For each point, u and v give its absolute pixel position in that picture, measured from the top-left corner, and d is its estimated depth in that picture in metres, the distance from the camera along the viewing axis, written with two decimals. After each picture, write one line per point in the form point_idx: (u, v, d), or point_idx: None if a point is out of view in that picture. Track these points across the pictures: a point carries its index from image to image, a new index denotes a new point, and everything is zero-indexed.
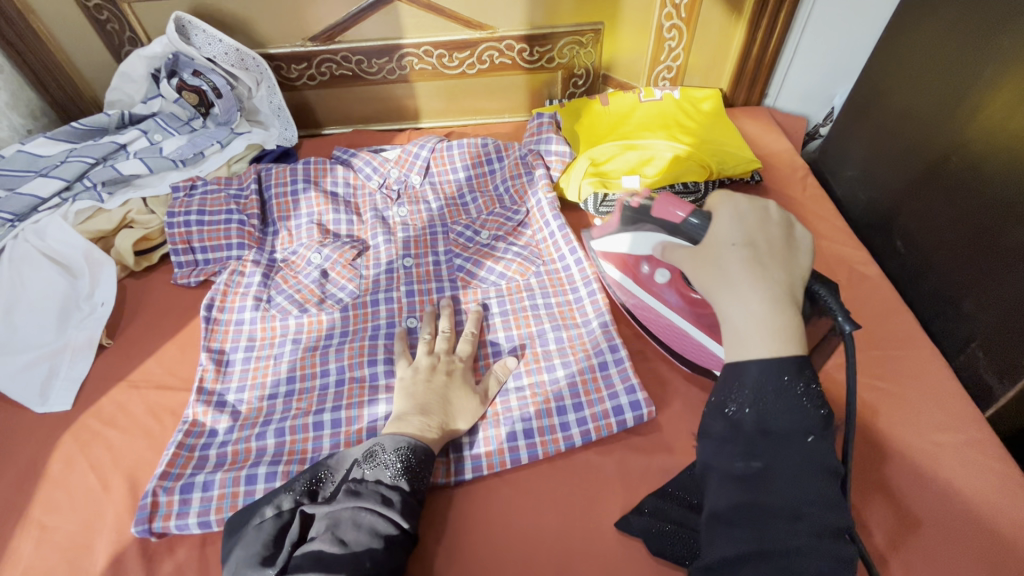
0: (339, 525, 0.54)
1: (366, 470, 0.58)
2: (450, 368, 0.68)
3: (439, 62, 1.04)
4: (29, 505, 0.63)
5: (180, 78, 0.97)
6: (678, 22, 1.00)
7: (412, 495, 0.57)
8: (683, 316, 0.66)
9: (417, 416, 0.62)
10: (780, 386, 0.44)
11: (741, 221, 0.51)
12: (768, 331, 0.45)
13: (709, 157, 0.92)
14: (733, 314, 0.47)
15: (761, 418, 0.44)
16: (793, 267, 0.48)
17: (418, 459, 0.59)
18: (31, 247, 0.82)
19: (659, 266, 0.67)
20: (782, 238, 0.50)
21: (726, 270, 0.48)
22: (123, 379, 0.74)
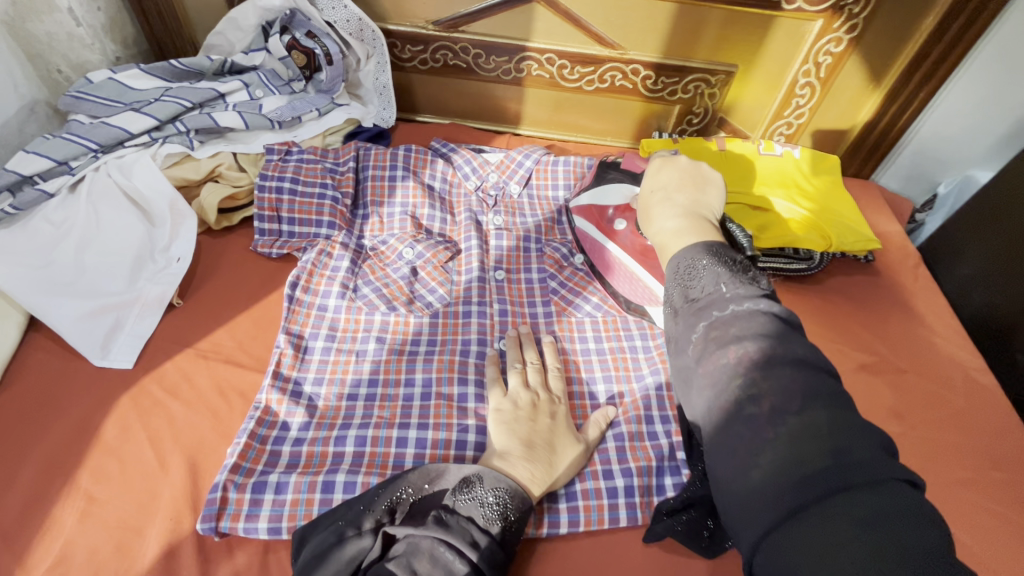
0: (415, 554, 0.49)
1: (462, 494, 0.53)
2: (553, 409, 0.63)
3: (559, 73, 0.99)
4: (78, 471, 0.57)
5: (292, 36, 0.92)
6: (814, 81, 0.96)
7: (500, 547, 0.51)
8: (634, 259, 0.73)
9: (520, 456, 0.57)
10: (718, 275, 0.48)
11: (659, 173, 0.61)
12: (687, 232, 0.53)
13: (829, 228, 0.87)
14: (658, 235, 0.56)
15: (704, 293, 0.48)
16: (698, 194, 0.58)
17: (516, 504, 0.53)
18: (113, 184, 0.76)
19: (623, 215, 0.76)
20: (692, 179, 0.59)
21: (650, 210, 0.59)
22: (191, 346, 0.68)
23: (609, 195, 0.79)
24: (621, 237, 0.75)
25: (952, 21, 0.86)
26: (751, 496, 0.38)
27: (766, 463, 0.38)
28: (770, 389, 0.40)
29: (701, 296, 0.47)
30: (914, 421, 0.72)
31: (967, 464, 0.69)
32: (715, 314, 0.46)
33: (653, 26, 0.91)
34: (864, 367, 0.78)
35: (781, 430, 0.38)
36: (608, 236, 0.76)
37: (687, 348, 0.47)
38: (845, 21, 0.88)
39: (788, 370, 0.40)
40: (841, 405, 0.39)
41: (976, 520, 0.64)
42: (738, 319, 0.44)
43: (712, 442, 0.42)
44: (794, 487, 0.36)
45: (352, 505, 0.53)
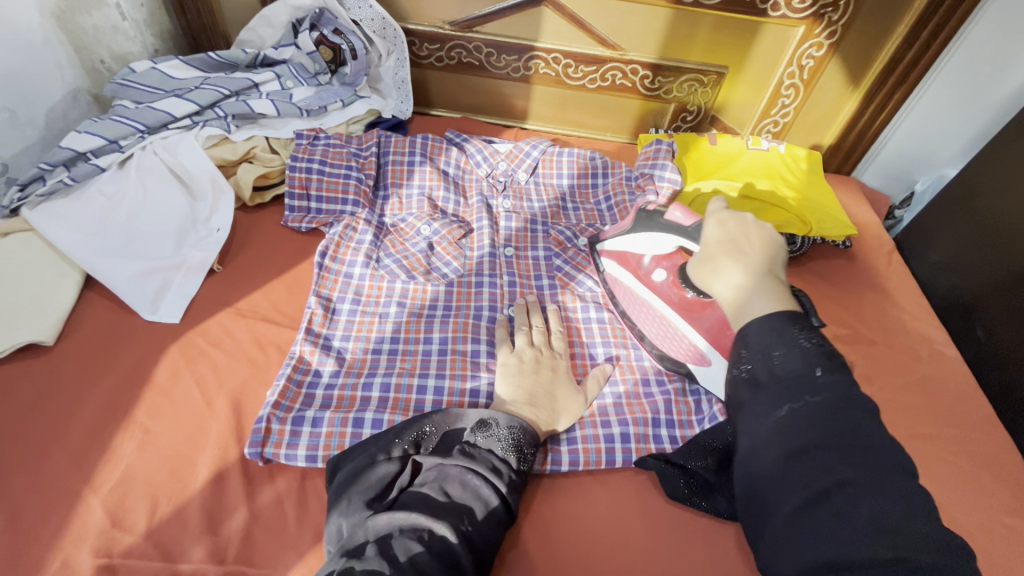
0: (446, 480, 0.56)
1: (482, 432, 0.60)
2: (554, 364, 0.71)
3: (564, 71, 1.07)
4: (134, 407, 0.64)
5: (321, 33, 1.01)
6: (798, 82, 1.04)
7: (517, 475, 0.58)
8: (675, 312, 0.70)
9: (524, 401, 0.65)
10: (806, 356, 0.49)
11: (722, 227, 0.61)
12: (768, 297, 0.54)
13: (809, 214, 0.96)
14: (729, 295, 0.56)
15: (786, 369, 0.49)
16: (768, 252, 0.58)
17: (528, 440, 0.60)
18: (159, 161, 0.84)
19: (660, 264, 0.73)
20: (759, 235, 0.59)
21: (719, 266, 0.58)
22: (231, 305, 0.76)
23: (648, 243, 0.74)
24: (660, 289, 0.72)
25: (920, 29, 0.95)
26: (773, 483, 0.46)
27: (793, 476, 0.44)
28: (814, 431, 0.45)
29: (785, 374, 0.48)
30: (881, 385, 0.80)
31: (927, 422, 0.77)
32: (805, 398, 0.47)
33: (651, 29, 1.00)
34: (838, 338, 0.85)
35: (804, 431, 0.45)
36: (646, 285, 0.74)
37: (766, 421, 0.48)
38: (825, 27, 0.97)
39: (817, 408, 0.46)
40: (853, 418, 0.45)
41: (933, 468, 0.72)
42: (829, 408, 0.46)
43: (749, 449, 0.49)
44: (805, 482, 0.44)
45: (383, 436, 0.60)
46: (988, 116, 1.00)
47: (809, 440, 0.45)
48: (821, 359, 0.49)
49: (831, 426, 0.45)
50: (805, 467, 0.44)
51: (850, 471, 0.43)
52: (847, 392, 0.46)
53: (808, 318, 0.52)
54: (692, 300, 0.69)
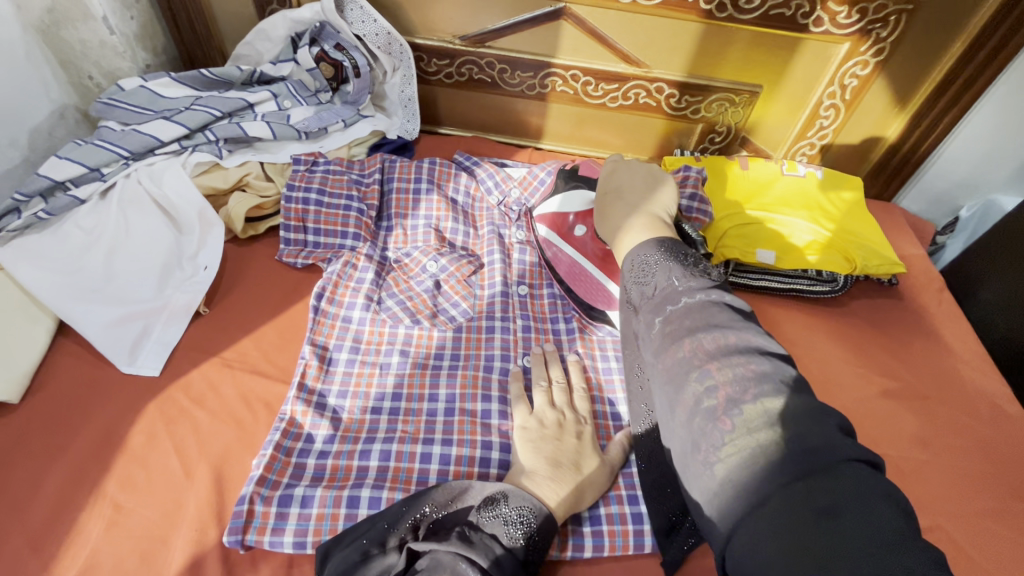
0: (438, 567, 0.47)
1: (490, 514, 0.53)
2: (579, 429, 0.63)
3: (583, 89, 0.99)
4: (104, 478, 0.57)
5: (321, 48, 0.94)
6: (839, 102, 0.96)
7: (524, 570, 0.50)
8: (595, 265, 0.75)
9: (545, 476, 0.57)
10: (668, 267, 0.51)
11: (616, 179, 0.68)
12: (639, 228, 0.59)
13: (854, 250, 0.87)
14: (614, 234, 0.61)
15: (655, 288, 0.51)
16: (653, 194, 0.64)
17: (542, 530, 0.52)
18: (144, 191, 0.77)
19: (582, 220, 0.78)
20: (648, 182, 0.66)
21: (604, 212, 0.64)
22: (217, 354, 0.69)
23: (570, 201, 0.80)
24: (583, 245, 0.77)
25: (979, 47, 0.86)
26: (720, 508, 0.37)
27: (706, 427, 0.40)
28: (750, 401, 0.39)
29: (656, 292, 0.51)
30: (940, 450, 0.71)
31: (995, 496, 0.68)
32: (668, 308, 0.49)
33: (679, 45, 0.92)
34: (888, 393, 0.77)
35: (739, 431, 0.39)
36: (572, 244, 0.78)
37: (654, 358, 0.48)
38: (872, 45, 0.88)
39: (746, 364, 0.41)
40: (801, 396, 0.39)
41: (1005, 555, 0.63)
42: (688, 311, 0.47)
43: (675, 440, 0.44)
44: (757, 475, 0.36)
45: (377, 521, 0.53)
46: None
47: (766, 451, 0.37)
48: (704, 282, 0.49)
49: (785, 404, 0.38)
50: (738, 432, 0.38)
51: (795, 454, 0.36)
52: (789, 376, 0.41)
53: (677, 234, 0.56)
54: (610, 252, 0.75)
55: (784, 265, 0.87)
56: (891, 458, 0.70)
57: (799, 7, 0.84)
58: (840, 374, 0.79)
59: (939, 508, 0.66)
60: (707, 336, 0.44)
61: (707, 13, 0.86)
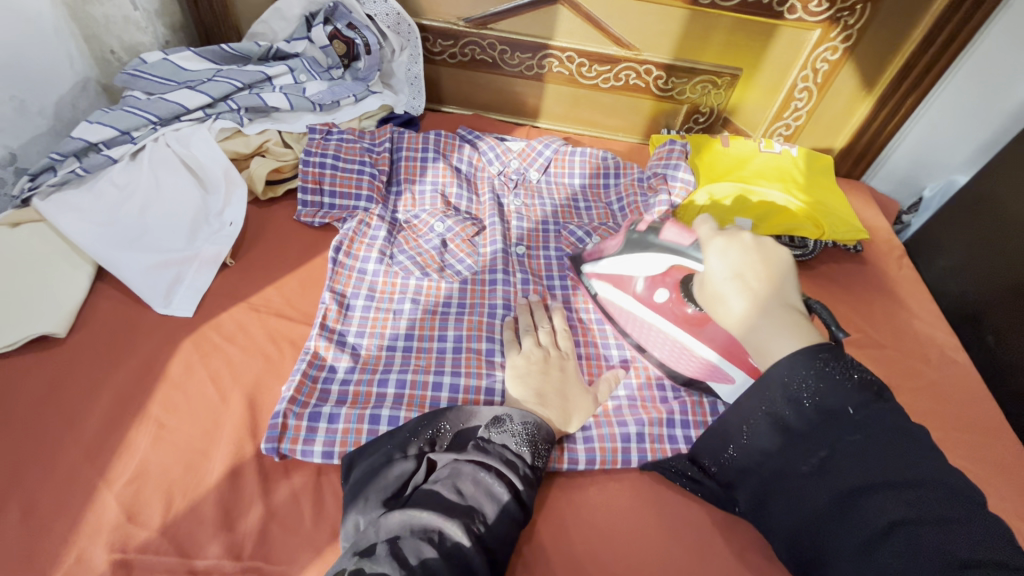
0: (458, 476, 0.55)
1: (499, 428, 0.59)
2: (563, 364, 0.70)
3: (577, 70, 1.07)
4: (149, 401, 0.64)
5: (334, 27, 1.00)
6: (812, 85, 1.04)
7: (534, 472, 0.58)
8: (680, 328, 0.67)
9: (539, 402, 0.65)
10: (847, 394, 0.47)
11: (724, 255, 0.53)
12: (791, 334, 0.49)
13: (822, 218, 0.96)
14: (744, 332, 0.51)
15: (824, 410, 0.47)
16: (776, 274, 0.51)
17: (544, 436, 0.60)
18: (172, 153, 0.83)
19: (659, 284, 0.70)
20: (768, 261, 0.52)
21: (730, 306, 0.51)
22: (244, 299, 0.75)
23: (642, 261, 0.72)
24: (665, 312, 0.69)
25: (936, 34, 0.95)
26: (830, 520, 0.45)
27: (810, 460, 0.47)
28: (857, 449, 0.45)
29: (825, 417, 0.47)
30: (893, 390, 0.80)
31: (939, 426, 0.77)
32: (848, 441, 0.46)
33: (667, 31, 0.99)
34: (850, 342, 0.86)
35: (852, 474, 0.45)
36: (649, 309, 0.70)
37: (801, 466, 0.47)
38: (841, 31, 0.97)
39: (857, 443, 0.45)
40: (904, 446, 0.44)
41: None
42: (872, 451, 0.45)
43: (776, 465, 0.49)
44: (844, 493, 0.45)
45: (400, 433, 0.60)
46: (995, 122, 1.00)
47: (858, 479, 0.44)
48: (863, 395, 0.47)
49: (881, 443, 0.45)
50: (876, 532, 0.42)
51: (909, 510, 0.42)
52: (893, 422, 0.46)
53: (834, 346, 0.48)
54: (697, 315, 0.66)
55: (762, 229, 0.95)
56: None
57: None
58: None
59: None
60: (872, 470, 0.44)
61: None
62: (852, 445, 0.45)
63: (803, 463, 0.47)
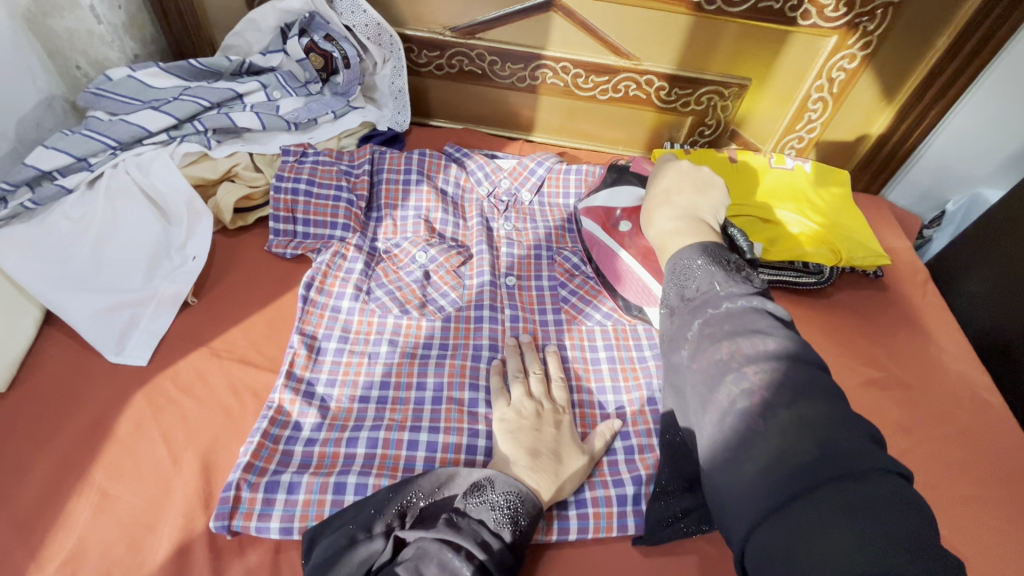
0: (423, 558, 0.48)
1: (475, 495, 0.53)
2: (557, 419, 0.63)
3: (573, 82, 1.00)
4: (92, 467, 0.58)
5: (310, 39, 0.93)
6: (827, 96, 0.96)
7: (512, 553, 0.51)
8: (635, 259, 0.74)
9: (530, 465, 0.57)
10: (714, 275, 0.50)
11: (663, 176, 0.64)
12: (688, 232, 0.55)
13: (840, 243, 0.88)
14: (656, 231, 0.59)
15: (703, 294, 0.50)
16: (699, 196, 0.60)
17: (529, 508, 0.53)
18: (131, 181, 0.77)
19: (628, 217, 0.78)
20: (695, 183, 0.62)
21: (652, 211, 0.61)
22: (205, 344, 0.69)
23: (619, 194, 0.80)
24: (627, 239, 0.77)
25: (964, 42, 0.87)
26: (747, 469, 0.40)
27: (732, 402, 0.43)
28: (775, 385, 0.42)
29: (696, 295, 0.50)
30: (921, 439, 0.73)
31: (974, 482, 0.69)
32: (710, 311, 0.49)
33: (668, 39, 0.92)
34: (871, 382, 0.78)
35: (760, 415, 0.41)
36: (615, 237, 0.78)
37: (687, 353, 0.49)
38: (859, 38, 0.89)
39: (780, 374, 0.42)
40: (815, 379, 0.42)
41: (980, 538, 0.64)
42: (729, 316, 0.47)
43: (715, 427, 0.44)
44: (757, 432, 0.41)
45: (365, 509, 0.54)
46: None
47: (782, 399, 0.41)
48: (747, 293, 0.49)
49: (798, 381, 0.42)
50: (772, 433, 0.40)
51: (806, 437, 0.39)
52: (798, 346, 0.44)
53: (720, 244, 0.53)
54: (652, 249, 0.74)
55: (772, 255, 0.87)
56: None
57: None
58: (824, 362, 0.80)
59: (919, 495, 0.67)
60: (727, 334, 0.46)
61: (695, 5, 0.87)
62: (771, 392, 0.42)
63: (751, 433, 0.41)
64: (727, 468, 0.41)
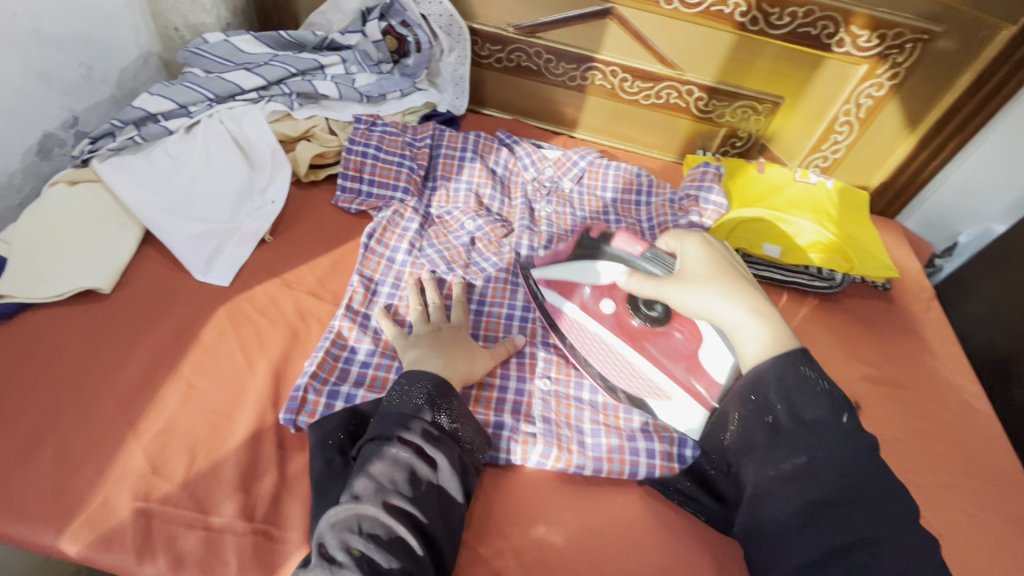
0: (367, 458, 0.57)
1: (393, 391, 0.62)
2: (450, 329, 0.72)
3: (620, 85, 1.09)
4: (180, 362, 0.67)
5: (389, 23, 1.04)
6: (853, 120, 1.04)
7: (439, 426, 0.60)
8: (624, 342, 0.70)
9: (435, 357, 0.66)
10: (834, 403, 0.53)
11: (706, 254, 0.66)
12: (769, 321, 0.59)
13: (851, 252, 0.96)
14: (724, 311, 0.60)
15: (814, 417, 0.52)
16: (750, 282, 0.64)
17: (438, 392, 0.62)
18: (224, 129, 0.87)
19: (603, 294, 0.72)
20: (736, 264, 0.66)
21: (705, 283, 0.62)
22: (278, 276, 0.78)
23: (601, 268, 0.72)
24: (609, 320, 0.71)
25: (987, 79, 0.94)
26: (784, 531, 0.50)
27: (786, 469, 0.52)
28: (818, 456, 0.51)
29: (810, 409, 0.53)
30: (909, 431, 0.79)
31: (954, 472, 0.76)
32: (812, 421, 0.52)
33: (712, 53, 1.00)
34: (869, 379, 0.85)
35: (823, 485, 0.50)
36: (593, 318, 0.71)
37: (771, 470, 0.52)
38: (888, 68, 0.96)
39: (832, 453, 0.51)
40: (864, 458, 0.51)
41: (953, 519, 0.71)
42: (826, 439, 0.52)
43: (758, 485, 0.53)
44: (803, 492, 0.50)
45: (327, 427, 0.62)
46: None
47: (827, 492, 0.50)
48: (847, 405, 0.53)
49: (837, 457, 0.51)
50: (809, 483, 0.51)
51: (870, 526, 0.49)
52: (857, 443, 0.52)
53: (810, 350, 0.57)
54: (637, 327, 0.70)
55: (786, 259, 0.95)
56: None
57: (824, 27, 0.93)
58: (827, 358, 0.87)
59: (900, 476, 0.74)
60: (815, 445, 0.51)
61: (740, 24, 0.95)
62: (827, 456, 0.51)
63: (784, 463, 0.52)
64: (774, 512, 0.51)
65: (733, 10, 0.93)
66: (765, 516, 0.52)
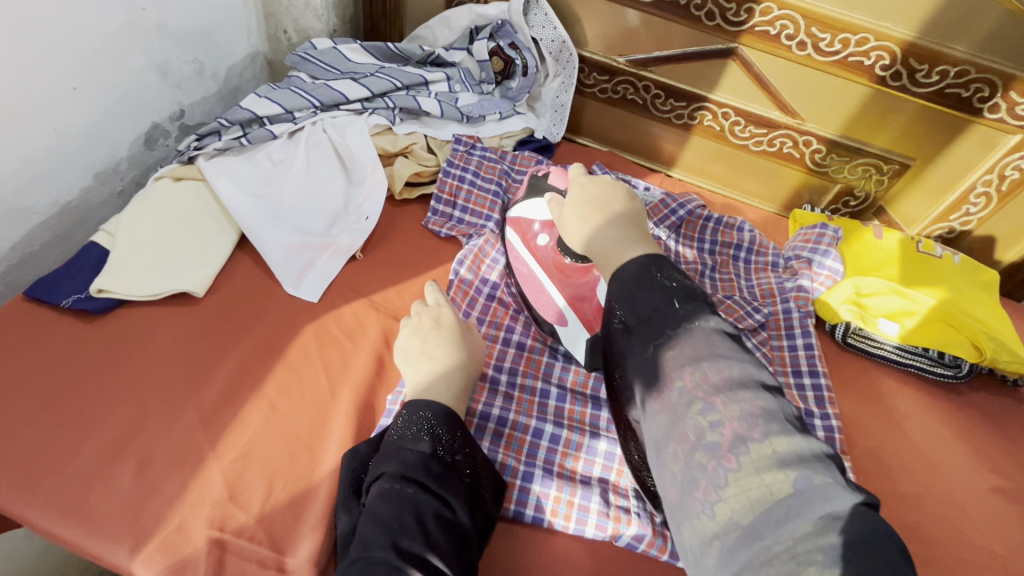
0: (373, 499, 0.52)
1: (396, 424, 0.58)
2: (436, 315, 0.68)
3: (729, 127, 1.02)
4: (264, 380, 0.64)
5: (497, 44, 1.01)
6: (992, 192, 0.93)
7: (443, 460, 0.55)
8: (550, 276, 0.72)
9: (438, 379, 0.62)
10: (666, 291, 0.50)
11: (590, 189, 0.65)
12: (626, 243, 0.57)
13: (986, 337, 0.83)
14: (600, 243, 0.59)
15: (728, 369, 0.44)
16: (632, 210, 0.62)
17: (442, 427, 0.56)
18: (327, 139, 0.86)
19: (547, 229, 0.74)
20: (620, 196, 0.64)
21: (606, 226, 0.59)
22: (367, 297, 0.75)
23: (538, 207, 0.75)
24: (542, 252, 0.73)
25: None
26: (683, 511, 0.42)
27: (682, 430, 0.43)
28: (722, 406, 0.42)
29: (653, 314, 0.49)
30: None
31: None
32: (667, 334, 0.48)
33: (841, 105, 0.93)
34: (1000, 491, 0.75)
35: (750, 454, 0.40)
36: (531, 249, 0.75)
37: (657, 427, 0.46)
38: None
39: (747, 398, 0.42)
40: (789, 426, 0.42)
41: None
42: (691, 338, 0.46)
43: (659, 456, 0.45)
44: (705, 456, 0.42)
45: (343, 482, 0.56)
46: None
47: (774, 468, 0.39)
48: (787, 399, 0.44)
49: (773, 428, 0.41)
50: (719, 437, 0.41)
51: (786, 474, 0.39)
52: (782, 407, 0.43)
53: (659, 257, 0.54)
54: (567, 265, 0.71)
55: (909, 337, 0.84)
56: (998, 556, 0.68)
57: (977, 90, 0.84)
58: (952, 460, 0.77)
59: None
60: (712, 369, 0.44)
61: (880, 78, 0.87)
62: (744, 417, 0.42)
63: (683, 418, 0.44)
64: (685, 492, 0.42)
65: (875, 62, 0.86)
66: (697, 513, 0.41)
